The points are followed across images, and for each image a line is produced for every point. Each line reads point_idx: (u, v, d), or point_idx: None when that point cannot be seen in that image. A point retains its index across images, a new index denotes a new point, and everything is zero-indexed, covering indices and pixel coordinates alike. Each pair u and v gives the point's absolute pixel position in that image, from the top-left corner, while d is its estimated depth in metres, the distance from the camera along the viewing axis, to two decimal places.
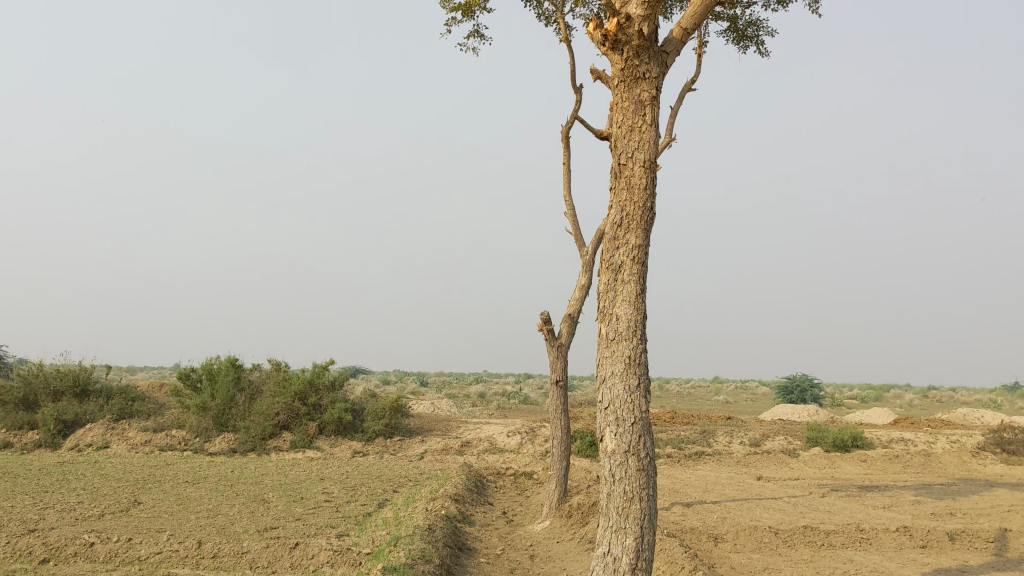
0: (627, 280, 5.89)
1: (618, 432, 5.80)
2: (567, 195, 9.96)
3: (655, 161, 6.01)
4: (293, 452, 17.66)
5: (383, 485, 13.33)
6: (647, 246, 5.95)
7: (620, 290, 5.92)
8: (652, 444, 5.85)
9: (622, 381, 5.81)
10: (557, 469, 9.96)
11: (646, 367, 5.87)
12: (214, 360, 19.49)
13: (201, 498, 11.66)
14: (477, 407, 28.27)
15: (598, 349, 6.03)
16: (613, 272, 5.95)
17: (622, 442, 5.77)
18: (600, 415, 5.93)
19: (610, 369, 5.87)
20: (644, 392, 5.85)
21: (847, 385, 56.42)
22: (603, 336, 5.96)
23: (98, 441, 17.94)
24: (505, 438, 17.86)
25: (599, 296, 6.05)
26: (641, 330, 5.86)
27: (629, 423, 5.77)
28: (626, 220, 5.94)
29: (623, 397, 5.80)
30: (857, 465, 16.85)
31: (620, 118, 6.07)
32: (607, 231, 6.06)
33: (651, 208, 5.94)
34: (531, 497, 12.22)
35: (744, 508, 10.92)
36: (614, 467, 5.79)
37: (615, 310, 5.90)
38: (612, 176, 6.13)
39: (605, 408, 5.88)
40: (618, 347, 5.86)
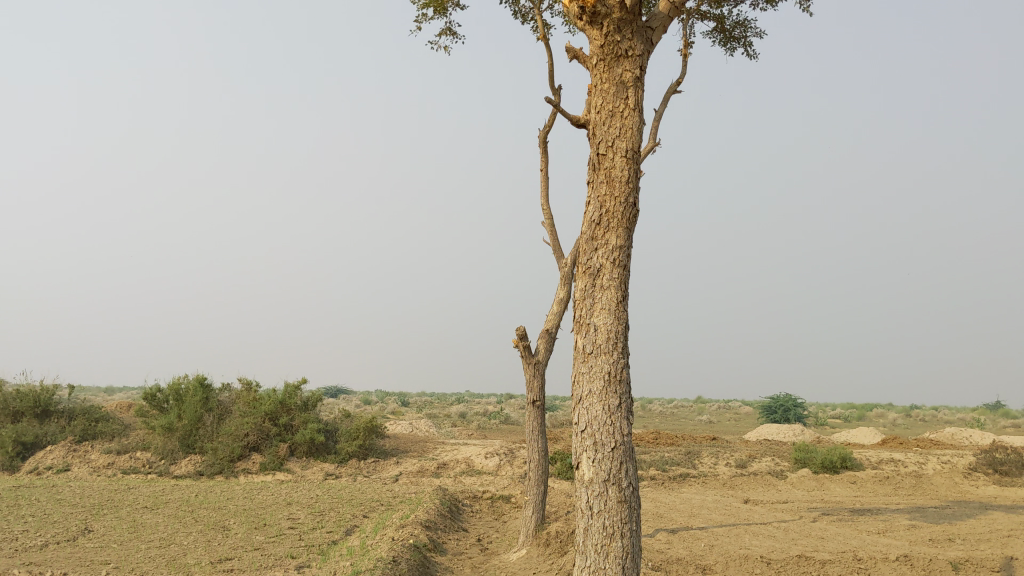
0: (606, 286, 5.33)
1: (595, 459, 5.22)
2: (544, 204, 9.39)
3: (638, 150, 5.48)
4: (263, 474, 17.00)
5: (352, 510, 12.70)
6: (628, 247, 5.40)
7: (598, 298, 5.36)
8: (635, 473, 5.27)
9: (601, 401, 5.23)
10: (534, 494, 9.35)
11: (627, 385, 5.29)
12: (181, 379, 18.80)
13: (156, 525, 11.00)
14: (456, 427, 27.59)
15: (574, 365, 5.47)
16: (591, 276, 5.39)
17: (601, 470, 5.19)
18: (576, 440, 5.36)
19: (587, 387, 5.30)
20: (627, 414, 5.27)
21: (830, 404, 55.97)
22: (579, 349, 5.40)
23: (58, 464, 17.26)
24: (483, 459, 17.23)
25: (576, 304, 5.50)
26: (621, 342, 5.30)
27: (608, 449, 5.18)
28: (605, 218, 5.40)
29: (602, 418, 5.22)
30: (846, 487, 16.31)
31: (601, 102, 5.55)
32: (584, 231, 5.52)
33: (634, 207, 5.40)
34: (508, 523, 11.62)
35: (732, 535, 10.35)
36: (592, 498, 5.20)
37: (592, 319, 5.34)
38: (590, 167, 5.60)
39: (582, 431, 5.30)
40: (596, 362, 5.29)
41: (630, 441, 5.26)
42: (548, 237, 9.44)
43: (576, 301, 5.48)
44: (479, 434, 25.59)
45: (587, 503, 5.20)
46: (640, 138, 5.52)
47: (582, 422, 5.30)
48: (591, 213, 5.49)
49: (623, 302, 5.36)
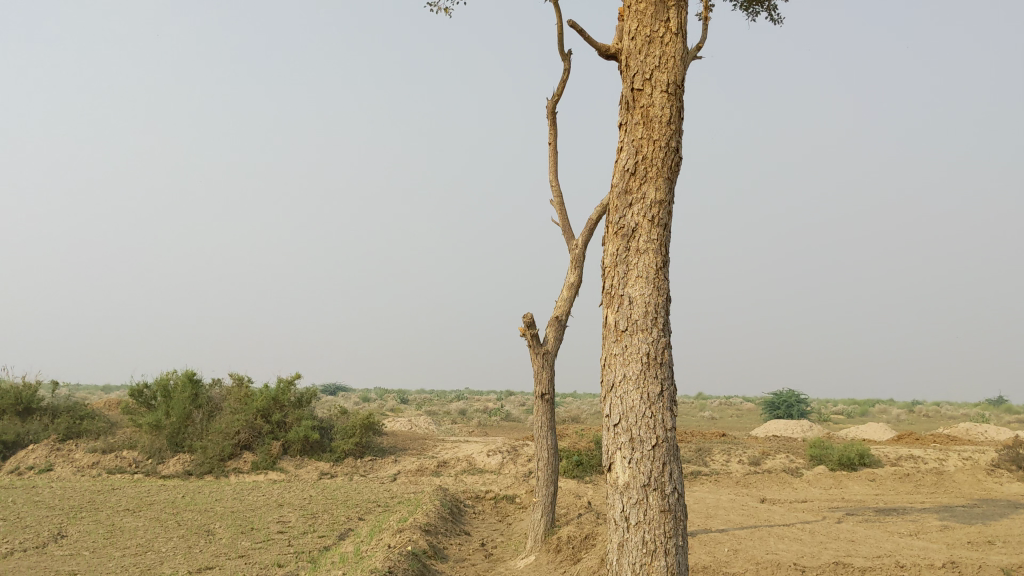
0: (644, 249, 4.69)
1: (632, 460, 4.53)
2: (552, 180, 8.64)
3: (681, 82, 4.86)
4: (254, 474, 16.22)
5: (347, 512, 11.96)
6: (668, 202, 4.76)
7: (633, 264, 4.72)
8: (680, 476, 4.58)
9: (638, 389, 4.56)
10: (542, 496, 8.58)
11: (668, 369, 4.62)
12: (170, 375, 18.07)
13: (137, 529, 10.26)
14: (456, 425, 26.78)
15: (604, 345, 4.83)
16: (625, 238, 4.74)
17: (639, 473, 4.50)
18: (607, 437, 4.69)
19: (621, 373, 4.62)
20: (670, 407, 4.59)
21: (833, 401, 55.21)
22: (609, 325, 4.75)
23: (41, 464, 16.56)
24: (484, 457, 16.47)
25: (606, 271, 4.86)
26: (662, 317, 4.63)
27: (648, 449, 4.50)
28: (641, 167, 4.76)
29: (640, 411, 4.54)
30: (865, 485, 15.55)
31: (636, 26, 4.93)
32: (616, 183, 4.88)
33: (677, 153, 4.77)
34: (514, 526, 10.88)
35: (757, 538, 9.60)
36: (627, 508, 4.52)
37: (625, 291, 4.69)
38: (623, 105, 4.96)
39: (615, 426, 4.62)
40: (632, 342, 4.63)
41: (674, 439, 4.58)
42: (557, 216, 8.69)
43: (606, 269, 4.84)
44: (481, 431, 24.86)
45: (623, 514, 4.51)
46: (682, 69, 4.90)
47: (616, 415, 4.62)
48: (622, 164, 4.86)
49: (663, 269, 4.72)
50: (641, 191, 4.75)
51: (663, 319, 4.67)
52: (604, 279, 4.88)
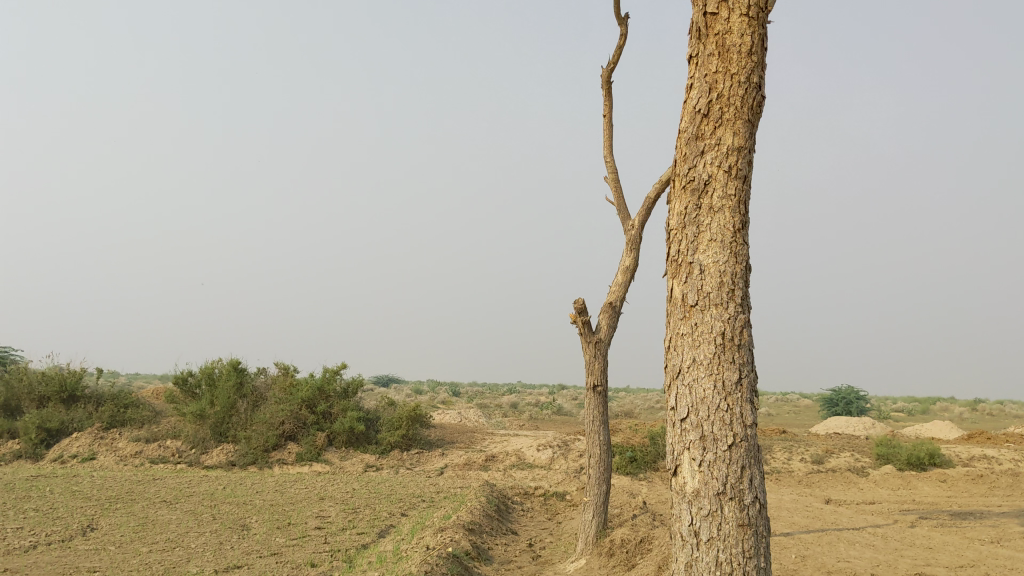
0: (718, 207, 4.20)
1: (704, 464, 4.01)
2: (607, 155, 8.02)
3: (764, 4, 4.30)
4: (299, 465, 15.79)
5: (390, 507, 11.46)
6: (749, 149, 4.24)
7: (706, 224, 4.22)
8: (762, 483, 4.03)
9: (711, 376, 4.05)
10: (593, 496, 7.97)
11: (748, 353, 4.10)
12: (215, 364, 17.77)
13: (170, 522, 9.85)
14: (507, 419, 26.21)
15: (668, 324, 4.35)
16: (696, 192, 4.25)
17: (712, 478, 3.98)
18: (673, 435, 4.18)
19: (690, 358, 4.12)
20: (750, 398, 4.06)
21: (893, 398, 53.77)
22: (676, 298, 4.27)
23: (84, 453, 16.34)
24: (535, 452, 15.90)
25: (672, 232, 4.38)
26: (740, 291, 4.12)
27: (724, 448, 3.97)
28: (715, 107, 4.25)
29: (714, 403, 4.02)
30: (936, 486, 14.70)
31: None
32: (687, 127, 4.37)
33: (759, 90, 4.25)
34: (564, 525, 10.29)
35: (826, 544, 8.91)
36: (697, 522, 3.99)
37: (695, 258, 4.21)
38: (694, 34, 4.43)
39: (683, 421, 4.11)
40: (703, 320, 4.12)
41: (756, 437, 4.04)
42: (612, 194, 8.08)
43: (672, 229, 4.36)
44: (532, 426, 24.26)
45: (693, 529, 3.98)
46: None
47: (683, 409, 4.12)
48: (692, 104, 4.36)
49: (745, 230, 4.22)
50: (715, 137, 4.24)
51: (741, 293, 4.16)
52: (670, 240, 4.41)
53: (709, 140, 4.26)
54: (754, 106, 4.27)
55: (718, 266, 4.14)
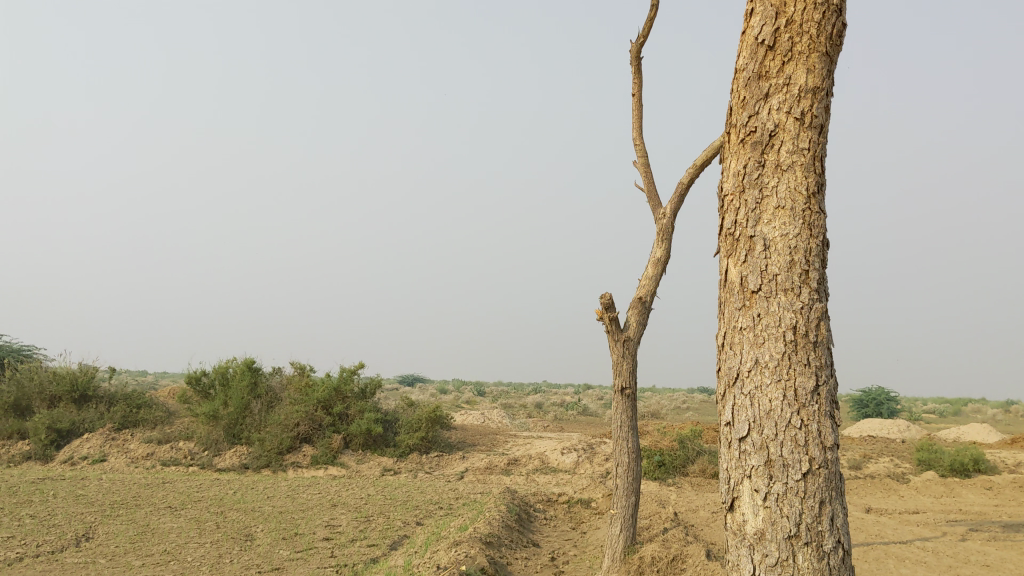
0: (787, 165, 3.74)
1: (773, 497, 3.49)
2: (637, 137, 7.39)
3: None
4: (313, 469, 15.22)
5: (405, 515, 10.84)
6: (826, 88, 3.79)
7: (773, 184, 3.76)
8: (846, 520, 3.48)
9: (779, 385, 3.55)
10: (621, 508, 7.32)
11: (826, 355, 3.58)
12: (229, 363, 17.26)
13: (170, 532, 9.27)
14: (531, 419, 25.53)
15: (723, 315, 3.88)
16: (762, 145, 3.80)
17: (782, 517, 3.45)
18: (730, 459, 3.68)
19: (754, 362, 3.63)
20: (830, 412, 3.54)
21: (925, 399, 52.65)
22: (733, 282, 3.81)
23: (95, 454, 15.86)
24: (559, 455, 15.26)
25: (728, 198, 3.92)
26: (815, 277, 3.63)
27: (798, 478, 3.45)
28: (783, 37, 3.80)
29: (784, 419, 3.51)
30: (981, 494, 13.91)
31: None
32: (747, 64, 3.91)
33: (838, 15, 3.80)
34: (589, 536, 9.66)
35: (872, 561, 8.23)
36: (761, 572, 3.47)
37: (757, 231, 3.76)
38: None
39: (743, 442, 3.61)
40: (770, 313, 3.64)
41: (836, 463, 3.50)
42: (642, 180, 7.43)
43: (728, 193, 3.91)
44: (555, 427, 23.54)
45: None
46: None
47: (743, 426, 3.62)
48: (753, 35, 3.91)
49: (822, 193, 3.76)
50: (784, 75, 3.79)
51: (816, 276, 3.67)
52: (724, 205, 3.96)
53: (776, 79, 3.80)
54: (833, 37, 3.81)
55: (786, 240, 3.68)
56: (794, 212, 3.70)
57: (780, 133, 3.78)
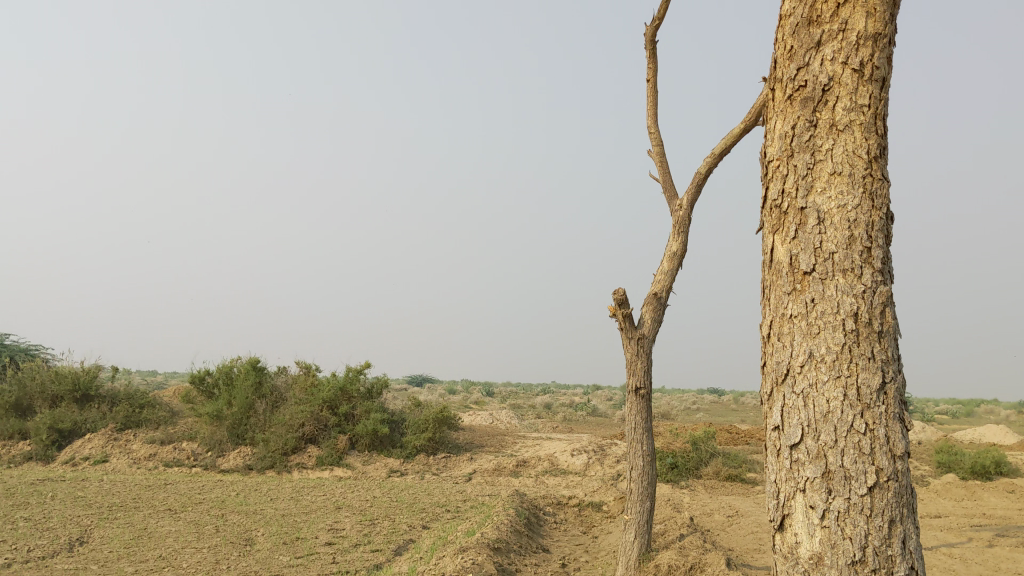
0: (844, 124, 3.54)
1: (836, 513, 3.26)
2: (652, 125, 7.06)
3: None
4: (318, 470, 14.91)
5: (411, 518, 10.52)
6: (887, 34, 3.59)
7: (828, 146, 3.56)
8: (917, 534, 3.25)
9: (839, 383, 3.33)
10: (636, 514, 6.98)
11: (891, 348, 3.36)
12: (234, 362, 16.98)
13: (168, 535, 8.97)
14: (541, 420, 25.17)
15: (768, 302, 3.70)
16: (815, 99, 3.61)
17: (845, 534, 3.23)
18: (781, 469, 3.47)
19: (808, 357, 3.43)
20: (898, 415, 3.31)
21: (937, 400, 52.11)
22: (780, 263, 3.63)
23: (96, 454, 15.57)
24: (569, 457, 14.93)
25: (776, 161, 3.74)
26: (877, 260, 3.42)
27: (863, 492, 3.23)
28: None
29: (845, 423, 3.29)
30: (1003, 498, 13.53)
31: None
32: (798, 11, 3.74)
33: None
34: (601, 541, 9.33)
35: None
36: None
37: (809, 201, 3.56)
38: None
39: (798, 448, 3.40)
40: (826, 301, 3.43)
41: (906, 473, 3.28)
42: (657, 169, 7.10)
43: (775, 158, 3.73)
44: (565, 429, 23.15)
45: None
46: None
47: (795, 432, 3.42)
48: None
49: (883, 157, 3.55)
50: (839, 20, 3.61)
51: (879, 255, 3.45)
52: (770, 173, 3.77)
53: (830, 25, 3.62)
54: None
55: (844, 212, 3.47)
56: (852, 179, 3.49)
57: (834, 86, 3.58)
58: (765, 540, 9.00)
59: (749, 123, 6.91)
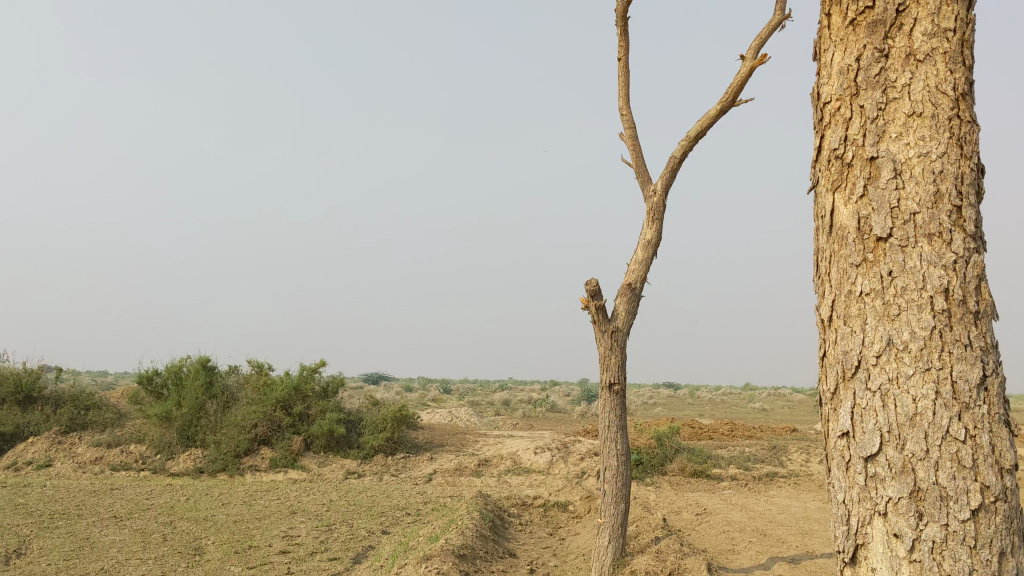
0: (924, 52, 3.26)
1: (932, 542, 2.97)
2: (624, 107, 6.69)
3: None
4: (272, 472, 14.39)
5: (371, 522, 10.08)
6: None
7: (907, 78, 3.26)
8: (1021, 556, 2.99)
9: (933, 381, 3.02)
10: (609, 516, 6.60)
11: (987, 332, 3.08)
12: (183, 361, 16.40)
13: (112, 545, 8.45)
14: (500, 417, 24.75)
15: (827, 277, 3.38)
16: (889, 23, 3.33)
17: (943, 564, 2.95)
18: (854, 486, 3.16)
19: (888, 343, 3.12)
20: (1001, 416, 3.03)
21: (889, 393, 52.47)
22: (844, 228, 3.31)
23: (39, 459, 14.93)
24: (532, 455, 14.54)
25: (835, 102, 3.41)
26: (969, 228, 3.14)
27: (965, 518, 2.94)
28: None
29: (940, 431, 2.99)
30: None
31: None
32: None
33: None
34: (570, 543, 8.94)
35: None
36: None
37: (881, 149, 3.26)
38: None
39: (878, 460, 3.09)
40: (908, 279, 3.12)
41: (1015, 489, 3.00)
42: (630, 153, 6.73)
43: (833, 97, 3.41)
44: (524, 425, 22.75)
45: None
46: None
47: (872, 440, 3.11)
48: None
49: (968, 94, 3.25)
50: None
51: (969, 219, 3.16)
52: (825, 117, 3.46)
53: None
54: None
55: (926, 161, 3.18)
56: (934, 121, 3.19)
57: (910, 8, 3.31)
58: (740, 540, 8.66)
59: (726, 104, 6.56)
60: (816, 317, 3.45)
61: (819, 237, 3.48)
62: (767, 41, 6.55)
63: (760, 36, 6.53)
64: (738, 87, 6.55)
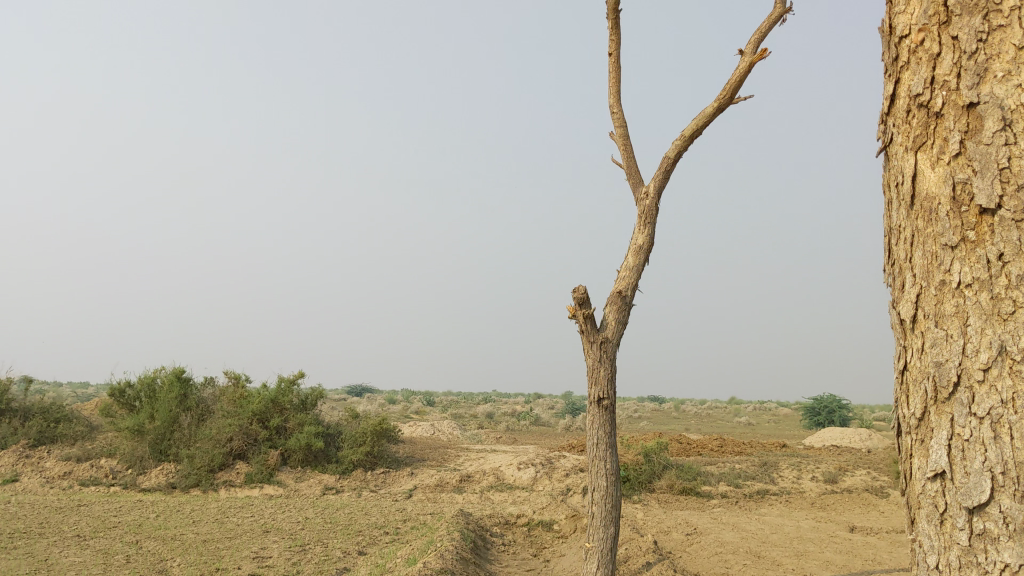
0: None
1: None
2: (614, 104, 6.32)
3: None
4: (247, 488, 13.91)
5: (345, 542, 9.64)
6: None
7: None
8: None
9: None
10: (598, 541, 6.18)
11: None
12: (158, 373, 15.93)
13: (71, 567, 7.99)
14: (483, 431, 24.30)
15: (912, 261, 3.09)
16: None
17: None
18: (964, 536, 2.81)
19: (1003, 350, 2.73)
20: None
21: (873, 407, 52.22)
22: (933, 197, 2.99)
23: (5, 473, 14.41)
24: (515, 471, 14.12)
25: (922, 31, 3.06)
26: None
27: None
28: None
29: None
30: None
31: None
32: None
33: None
34: (556, 565, 8.53)
35: None
36: None
37: (982, 93, 2.86)
38: None
39: (996, 506, 2.71)
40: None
41: None
42: (621, 154, 6.36)
43: (914, 28, 3.09)
44: (508, 439, 22.31)
45: None
46: None
47: (983, 481, 2.74)
48: None
49: None
50: None
51: None
52: (902, 54, 3.15)
53: None
54: None
55: None
56: None
57: None
58: (733, 563, 8.24)
59: (723, 101, 6.19)
60: (894, 315, 3.19)
61: (894, 208, 3.22)
62: (767, 35, 6.19)
63: (760, 29, 6.17)
64: (736, 84, 6.18)
